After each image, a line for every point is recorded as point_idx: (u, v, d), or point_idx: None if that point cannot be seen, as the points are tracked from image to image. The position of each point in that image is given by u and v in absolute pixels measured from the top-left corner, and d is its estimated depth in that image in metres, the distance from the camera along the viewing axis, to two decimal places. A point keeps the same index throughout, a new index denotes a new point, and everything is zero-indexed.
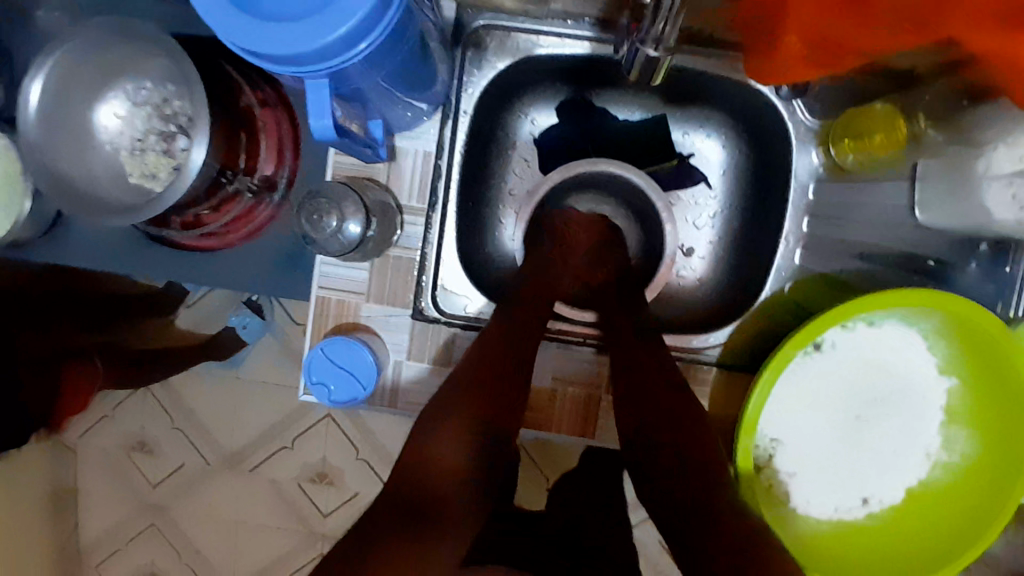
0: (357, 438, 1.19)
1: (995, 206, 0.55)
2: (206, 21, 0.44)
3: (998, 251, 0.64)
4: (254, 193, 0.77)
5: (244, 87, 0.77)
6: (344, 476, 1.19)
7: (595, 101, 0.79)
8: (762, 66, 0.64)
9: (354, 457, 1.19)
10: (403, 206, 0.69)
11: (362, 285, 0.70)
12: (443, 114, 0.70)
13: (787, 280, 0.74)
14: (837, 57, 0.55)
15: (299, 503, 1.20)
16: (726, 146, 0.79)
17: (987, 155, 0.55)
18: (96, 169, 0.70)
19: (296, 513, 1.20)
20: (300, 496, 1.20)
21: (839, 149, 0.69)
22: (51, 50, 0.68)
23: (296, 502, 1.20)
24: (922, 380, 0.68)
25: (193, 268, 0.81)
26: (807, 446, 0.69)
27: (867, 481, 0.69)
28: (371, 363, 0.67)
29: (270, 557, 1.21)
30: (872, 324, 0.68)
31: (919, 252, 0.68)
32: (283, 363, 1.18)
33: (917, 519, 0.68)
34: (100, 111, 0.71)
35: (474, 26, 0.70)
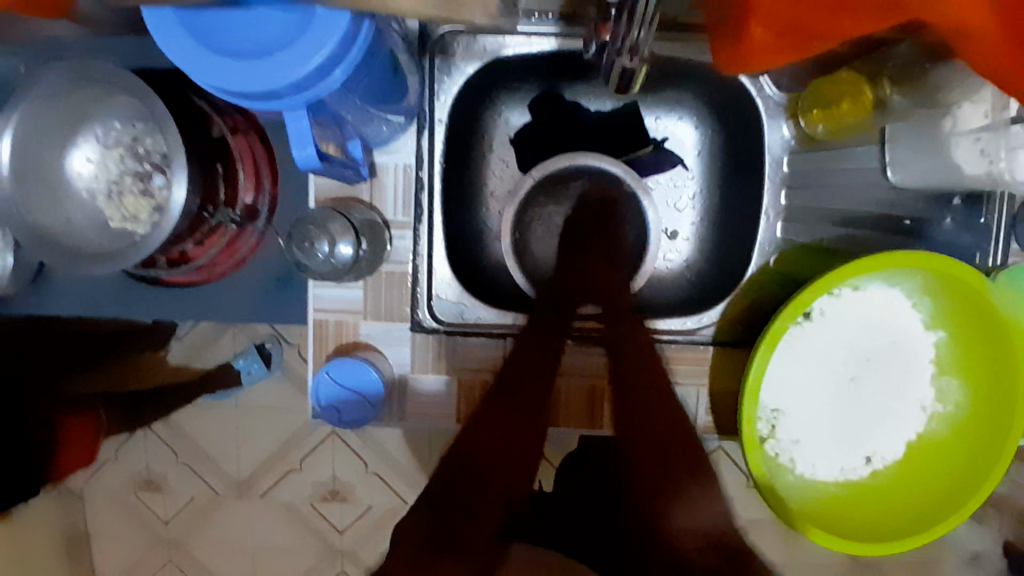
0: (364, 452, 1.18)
1: (964, 160, 0.59)
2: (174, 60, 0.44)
3: (971, 204, 0.67)
4: (238, 224, 0.77)
5: (214, 116, 0.75)
6: (356, 490, 1.19)
7: (566, 95, 0.80)
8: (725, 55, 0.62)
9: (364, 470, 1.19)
10: (389, 220, 0.70)
11: (358, 303, 0.70)
12: (419, 126, 0.70)
13: (771, 254, 0.75)
14: (802, 46, 0.54)
15: (314, 522, 1.21)
16: (698, 126, 0.80)
17: (954, 113, 0.57)
18: (76, 218, 0.69)
19: (314, 531, 1.21)
20: (315, 516, 1.21)
21: (810, 119, 0.71)
22: (15, 101, 0.65)
23: (311, 521, 1.20)
24: (911, 337, 0.70)
25: (185, 302, 0.81)
26: (808, 413, 0.71)
27: (869, 439, 0.71)
28: (375, 379, 0.69)
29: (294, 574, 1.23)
30: (857, 288, 0.69)
31: (893, 213, 0.70)
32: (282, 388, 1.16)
33: (921, 469, 0.71)
34: (71, 158, 0.69)
35: (439, 33, 0.70)
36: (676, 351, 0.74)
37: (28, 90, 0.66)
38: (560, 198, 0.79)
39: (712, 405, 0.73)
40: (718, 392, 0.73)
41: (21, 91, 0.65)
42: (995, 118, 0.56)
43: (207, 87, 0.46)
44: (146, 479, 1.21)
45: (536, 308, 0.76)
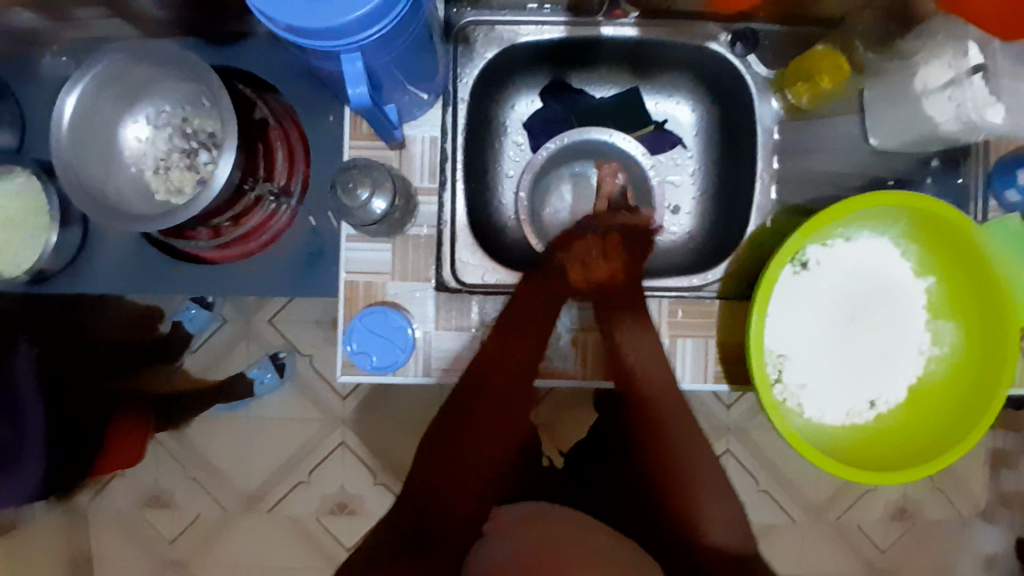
0: (375, 463, 1.24)
1: (936, 112, 0.65)
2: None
3: (947, 166, 0.78)
4: (274, 197, 0.83)
5: (257, 101, 0.83)
6: (365, 502, 1.24)
7: (573, 83, 0.88)
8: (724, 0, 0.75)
9: (373, 483, 1.24)
10: (417, 187, 0.76)
11: (386, 265, 0.75)
12: (443, 102, 0.77)
13: (768, 214, 0.80)
14: None
15: (320, 537, 1.25)
16: (695, 108, 0.88)
17: (923, 73, 0.67)
18: (124, 188, 0.74)
19: (317, 547, 1.25)
20: (322, 531, 1.25)
21: (794, 93, 0.77)
22: (82, 75, 0.70)
23: (319, 537, 1.25)
24: (905, 284, 0.76)
25: (208, 280, 0.85)
26: (813, 358, 0.75)
27: (873, 383, 0.75)
28: (403, 324, 0.73)
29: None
30: (849, 240, 0.75)
31: (880, 174, 0.78)
32: (303, 399, 1.24)
33: (921, 410, 0.75)
34: (123, 135, 0.76)
35: (462, 23, 0.78)
36: (682, 303, 0.78)
37: (93, 64, 0.70)
38: (566, 172, 0.88)
39: (722, 356, 0.77)
40: (724, 344, 0.77)
41: (84, 68, 0.70)
42: (958, 68, 0.64)
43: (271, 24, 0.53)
44: (155, 494, 1.26)
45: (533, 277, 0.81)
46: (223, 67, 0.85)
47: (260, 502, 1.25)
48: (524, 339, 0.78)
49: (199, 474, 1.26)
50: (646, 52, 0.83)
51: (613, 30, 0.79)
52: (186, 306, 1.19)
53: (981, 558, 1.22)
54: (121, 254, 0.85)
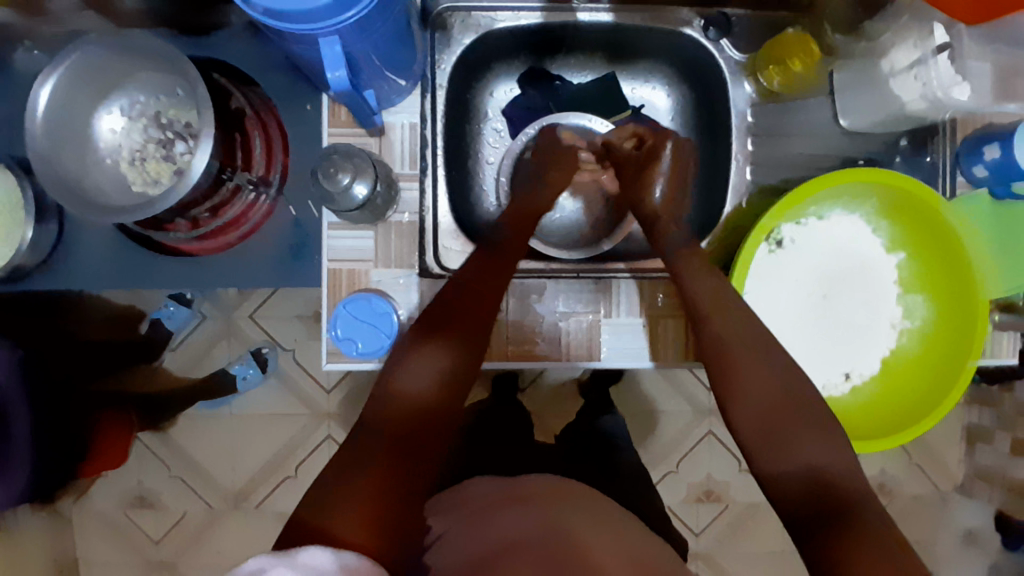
0: None
1: (905, 92, 0.68)
2: None
3: (916, 145, 0.80)
4: (253, 187, 0.82)
5: (234, 90, 0.82)
6: None
7: (551, 69, 0.89)
8: None
9: None
10: (399, 174, 0.76)
11: (370, 253, 0.75)
12: (422, 89, 0.77)
13: (744, 196, 0.82)
14: None
15: (267, 503, 1.25)
16: (671, 93, 0.90)
17: (893, 56, 0.69)
18: (100, 181, 0.73)
19: (268, 511, 1.25)
20: None
21: (766, 77, 0.79)
22: (56, 68, 0.69)
23: None
24: (875, 260, 0.78)
25: (189, 275, 0.85)
26: (789, 335, 0.77)
27: (847, 357, 0.78)
28: (388, 310, 0.72)
29: (236, 550, 1.25)
30: (822, 218, 0.77)
31: (851, 155, 0.81)
32: (289, 394, 1.24)
33: (894, 384, 0.77)
34: (98, 126, 0.74)
35: (439, 9, 0.78)
36: (661, 283, 0.80)
37: (68, 53, 0.69)
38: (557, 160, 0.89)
39: None
40: None
41: (59, 59, 0.69)
42: (923, 48, 0.66)
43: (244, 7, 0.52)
44: (139, 495, 1.25)
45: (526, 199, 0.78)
46: (200, 58, 0.84)
47: (247, 498, 1.25)
48: (477, 321, 0.66)
49: (183, 473, 1.25)
50: (621, 37, 0.84)
51: (589, 15, 0.81)
52: (164, 305, 1.18)
53: (960, 532, 1.26)
54: (101, 251, 0.84)
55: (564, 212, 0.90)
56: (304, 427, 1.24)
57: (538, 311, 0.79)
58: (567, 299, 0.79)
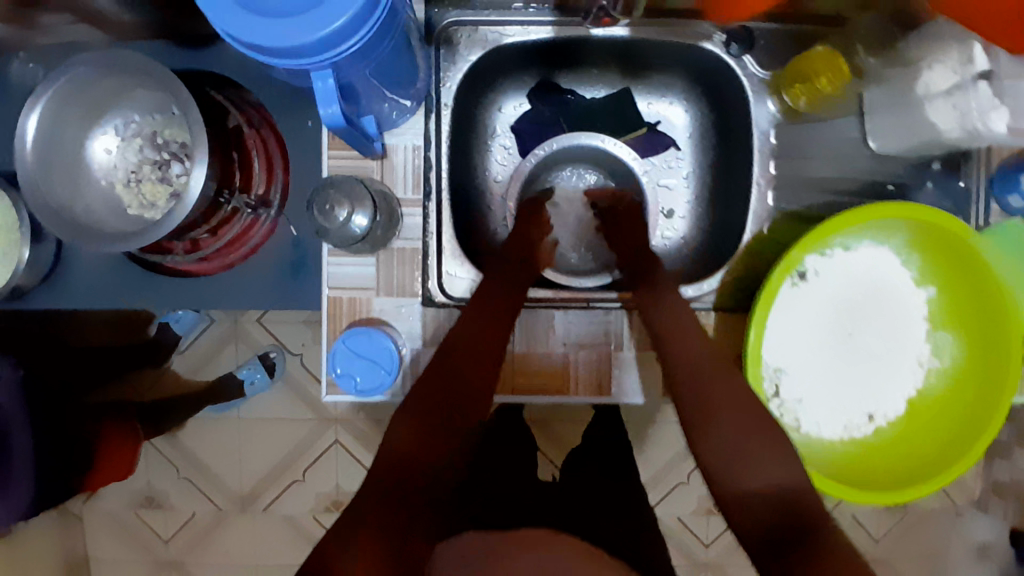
0: (366, 459, 1.23)
1: (939, 119, 0.63)
2: (212, 15, 0.47)
3: (949, 168, 0.75)
4: (252, 210, 0.79)
5: (231, 109, 0.78)
6: None
7: (562, 83, 0.85)
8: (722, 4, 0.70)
9: None
10: (401, 199, 0.73)
11: (371, 280, 0.73)
12: (427, 109, 0.74)
13: (765, 221, 0.77)
14: None
15: (275, 506, 1.24)
16: (689, 109, 0.85)
17: (926, 79, 0.63)
18: (95, 204, 0.71)
19: (276, 513, 1.24)
20: (316, 527, 1.24)
21: (791, 95, 0.74)
22: (44, 89, 0.66)
23: (312, 532, 1.24)
24: (904, 295, 0.73)
25: (190, 295, 0.83)
26: (810, 374, 0.73)
27: (871, 397, 0.74)
28: (390, 348, 0.69)
29: (245, 551, 1.25)
30: (848, 250, 0.73)
31: (879, 178, 0.76)
32: (297, 402, 1.22)
33: (917, 425, 0.74)
34: (91, 147, 0.72)
35: (444, 24, 0.74)
36: None
37: (59, 75, 0.67)
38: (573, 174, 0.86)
39: None
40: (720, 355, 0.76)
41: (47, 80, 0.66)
42: (963, 73, 0.60)
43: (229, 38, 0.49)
44: (149, 495, 1.25)
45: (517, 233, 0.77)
46: (197, 71, 0.81)
47: (254, 501, 1.24)
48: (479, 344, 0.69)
49: (191, 474, 1.25)
50: (637, 49, 0.79)
51: (602, 31, 0.76)
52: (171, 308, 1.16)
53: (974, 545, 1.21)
54: (102, 268, 0.82)
55: (574, 232, 0.87)
56: (310, 432, 1.22)
57: (547, 339, 0.76)
58: (579, 330, 0.76)
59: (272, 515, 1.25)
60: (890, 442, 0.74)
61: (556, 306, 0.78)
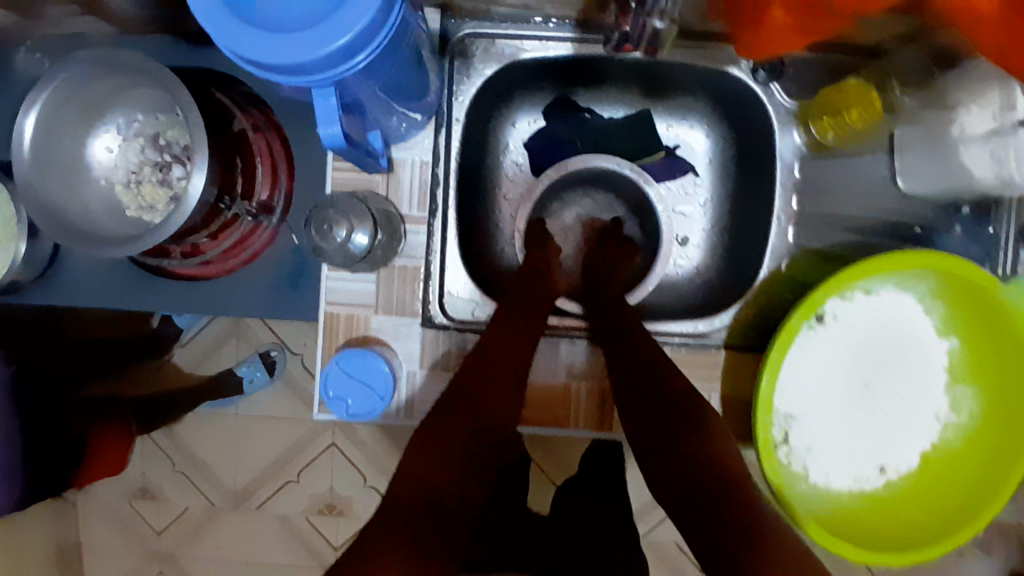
0: (362, 463, 1.18)
1: (975, 164, 0.60)
2: (210, 30, 0.45)
3: (980, 212, 0.70)
4: (253, 217, 0.77)
5: (235, 112, 0.76)
6: (353, 504, 1.18)
7: (579, 101, 0.81)
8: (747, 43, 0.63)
9: (363, 484, 1.18)
10: (405, 215, 0.70)
11: (370, 298, 0.70)
12: (437, 124, 0.71)
13: (784, 258, 0.75)
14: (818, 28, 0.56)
15: (270, 505, 1.20)
16: (710, 134, 0.82)
17: (960, 118, 0.59)
18: (92, 205, 0.69)
19: (271, 513, 1.20)
20: (309, 530, 1.20)
21: (819, 127, 0.70)
22: (43, 86, 0.64)
23: (306, 535, 1.20)
24: (926, 345, 0.70)
25: (190, 298, 0.81)
26: (820, 421, 0.71)
27: (884, 449, 0.71)
28: (386, 372, 0.67)
29: (236, 550, 1.21)
30: (870, 294, 0.69)
31: (905, 220, 0.72)
32: (295, 405, 1.19)
33: (931, 481, 0.70)
34: (91, 146, 0.70)
35: (459, 35, 0.71)
36: (685, 354, 0.74)
37: (57, 71, 0.65)
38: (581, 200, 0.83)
39: (725, 407, 0.73)
40: (729, 397, 0.72)
41: (45, 77, 0.64)
42: (1002, 119, 0.57)
43: (229, 54, 0.47)
44: (143, 487, 1.22)
45: (525, 265, 0.75)
46: (204, 70, 0.79)
47: (248, 500, 1.20)
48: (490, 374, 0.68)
49: (186, 468, 1.22)
50: (659, 70, 0.76)
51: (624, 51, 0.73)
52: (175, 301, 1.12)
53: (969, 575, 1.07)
54: (99, 265, 0.81)
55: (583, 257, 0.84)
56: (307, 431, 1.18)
57: (550, 364, 0.74)
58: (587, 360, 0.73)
59: (267, 514, 1.20)
60: (903, 497, 0.70)
61: (560, 335, 0.76)
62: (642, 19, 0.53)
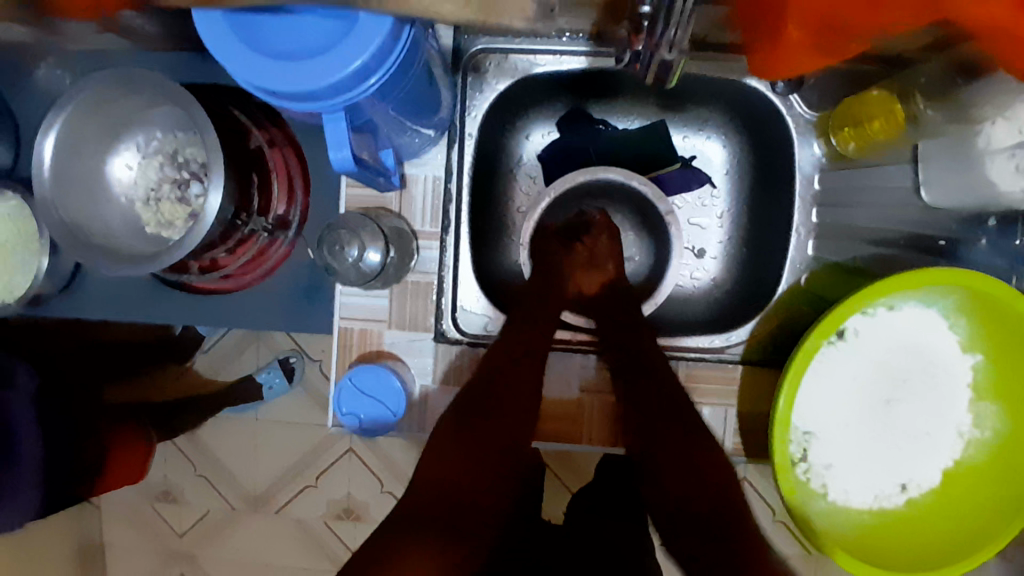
0: (379, 469, 1.17)
1: (999, 177, 0.57)
2: (229, 65, 0.47)
3: (1008, 223, 0.65)
4: (269, 232, 0.78)
5: (252, 128, 0.77)
6: (370, 509, 1.18)
7: (594, 113, 0.81)
8: (763, 65, 0.58)
9: (379, 490, 1.17)
10: (418, 231, 0.71)
11: (382, 312, 0.70)
12: (449, 139, 0.72)
13: (803, 272, 0.74)
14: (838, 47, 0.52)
15: (291, 508, 1.20)
16: (727, 144, 0.80)
17: (986, 130, 0.57)
18: (114, 223, 0.71)
19: (291, 516, 1.20)
20: (328, 534, 1.20)
21: (840, 138, 0.70)
22: (63, 106, 0.65)
23: (325, 540, 1.20)
24: (949, 361, 0.68)
25: (208, 311, 0.82)
26: (839, 438, 0.69)
27: (905, 467, 0.69)
28: (398, 389, 0.68)
29: (258, 550, 1.22)
30: (891, 309, 0.68)
31: (927, 233, 0.69)
32: (311, 409, 1.18)
33: (954, 500, 0.68)
34: (112, 164, 0.72)
35: (472, 50, 0.71)
36: (701, 369, 0.73)
37: (76, 90, 0.65)
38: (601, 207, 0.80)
39: (742, 424, 0.72)
40: (746, 413, 0.71)
41: (63, 98, 0.65)
42: None
43: (248, 85, 0.49)
44: (164, 490, 1.23)
45: (537, 278, 0.75)
46: (219, 85, 0.79)
47: (268, 503, 1.20)
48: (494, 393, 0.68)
49: (208, 472, 1.22)
50: (678, 82, 0.75)
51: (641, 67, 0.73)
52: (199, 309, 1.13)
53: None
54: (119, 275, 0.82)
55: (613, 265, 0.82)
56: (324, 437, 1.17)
57: (562, 381, 0.73)
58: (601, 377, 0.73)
59: (289, 516, 1.20)
60: (926, 515, 0.69)
61: (574, 350, 0.76)
62: (652, 52, 0.49)
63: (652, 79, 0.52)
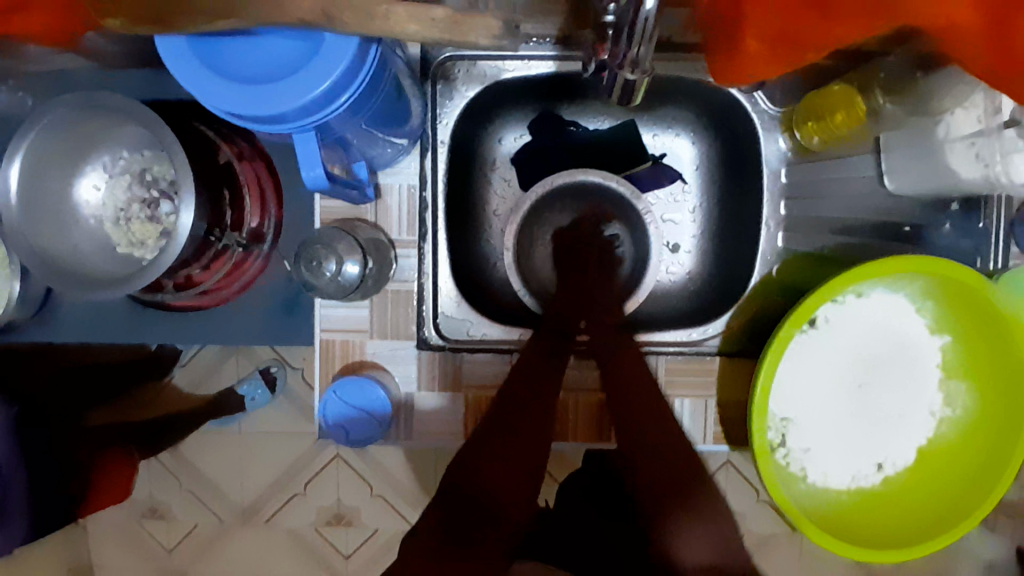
0: (368, 475, 1.17)
1: (961, 166, 0.59)
2: (195, 94, 0.48)
3: (968, 207, 0.67)
4: (244, 247, 0.77)
5: (220, 143, 0.77)
6: (361, 514, 1.18)
7: (564, 115, 0.81)
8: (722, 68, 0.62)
9: (369, 495, 1.17)
10: (395, 240, 0.72)
11: (364, 323, 0.71)
12: (422, 147, 0.72)
13: (773, 263, 0.76)
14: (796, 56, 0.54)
15: (280, 518, 1.19)
16: (696, 140, 0.82)
17: (946, 119, 0.58)
18: (84, 246, 0.70)
19: (281, 526, 1.19)
20: (320, 542, 1.19)
21: (805, 132, 0.71)
22: (26, 132, 0.64)
23: (317, 547, 1.19)
24: (918, 343, 0.70)
25: (187, 329, 0.81)
26: (817, 423, 0.71)
27: (881, 447, 0.71)
28: (383, 400, 0.69)
29: (249, 562, 1.21)
30: (861, 295, 0.70)
31: (894, 220, 0.70)
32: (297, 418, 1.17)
33: (928, 476, 0.71)
34: (78, 186, 0.70)
35: (440, 58, 0.71)
36: (679, 364, 0.75)
37: (39, 116, 0.64)
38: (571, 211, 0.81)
39: (721, 415, 0.74)
40: (724, 403, 0.74)
41: (27, 122, 0.64)
42: (988, 122, 0.56)
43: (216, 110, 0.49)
44: (151, 507, 1.21)
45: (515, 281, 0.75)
46: (186, 101, 0.79)
47: (256, 514, 1.20)
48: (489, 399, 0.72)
49: (194, 487, 1.20)
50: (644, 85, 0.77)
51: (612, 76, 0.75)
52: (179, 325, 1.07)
53: (979, 564, 1.00)
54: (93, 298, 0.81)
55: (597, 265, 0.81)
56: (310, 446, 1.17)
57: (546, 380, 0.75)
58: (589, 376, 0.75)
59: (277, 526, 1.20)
60: (901, 492, 0.71)
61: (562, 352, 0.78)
62: (615, 72, 0.50)
63: (616, 95, 0.53)
